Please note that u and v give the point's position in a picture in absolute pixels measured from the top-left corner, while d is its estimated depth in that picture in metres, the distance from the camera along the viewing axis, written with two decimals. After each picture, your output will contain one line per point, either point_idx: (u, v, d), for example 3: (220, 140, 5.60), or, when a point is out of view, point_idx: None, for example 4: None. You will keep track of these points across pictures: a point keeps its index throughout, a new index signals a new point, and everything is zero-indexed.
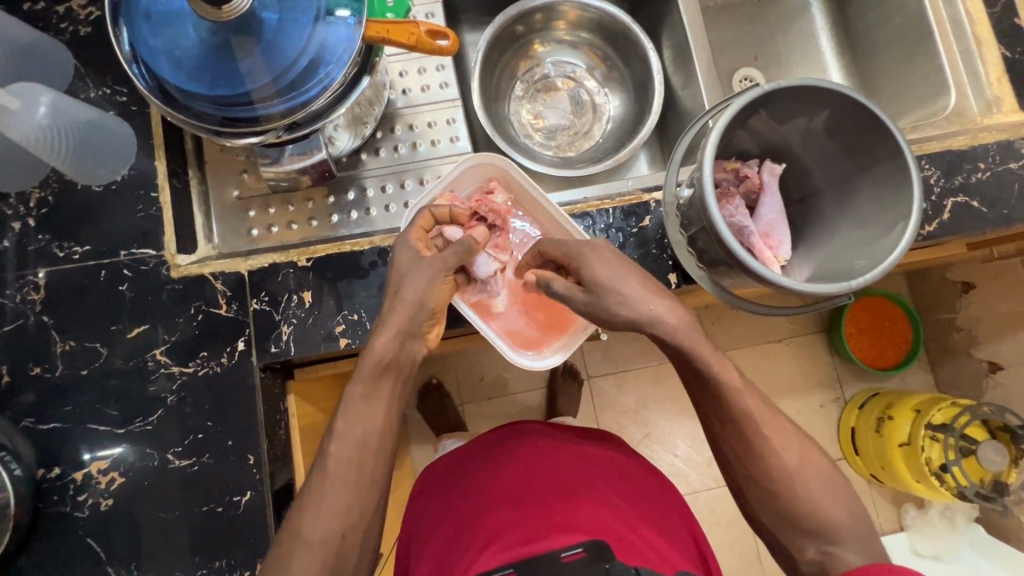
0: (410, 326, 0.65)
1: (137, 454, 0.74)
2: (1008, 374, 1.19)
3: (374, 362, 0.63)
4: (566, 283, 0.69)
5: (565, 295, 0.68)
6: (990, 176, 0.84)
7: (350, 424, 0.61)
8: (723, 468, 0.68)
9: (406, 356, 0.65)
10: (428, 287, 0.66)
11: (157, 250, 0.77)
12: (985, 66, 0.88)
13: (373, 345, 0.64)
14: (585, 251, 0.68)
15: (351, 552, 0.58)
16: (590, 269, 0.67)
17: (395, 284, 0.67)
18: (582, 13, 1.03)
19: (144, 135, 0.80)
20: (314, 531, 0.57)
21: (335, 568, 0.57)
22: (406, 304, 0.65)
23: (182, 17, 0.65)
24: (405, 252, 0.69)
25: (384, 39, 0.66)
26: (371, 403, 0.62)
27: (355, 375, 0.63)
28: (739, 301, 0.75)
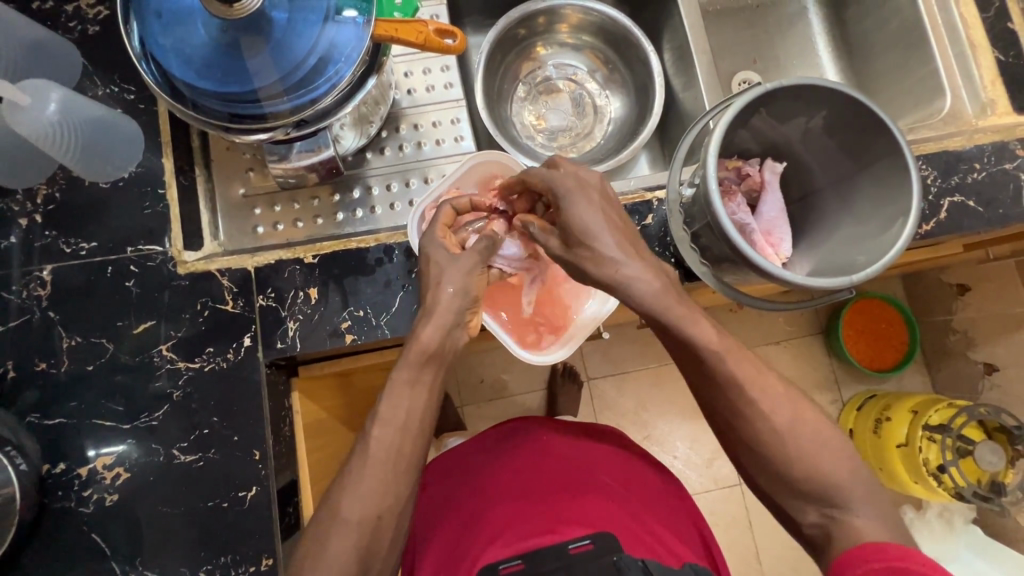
0: (450, 315, 0.65)
1: (142, 450, 0.74)
2: (1005, 374, 1.20)
3: (419, 351, 0.62)
4: (543, 227, 0.70)
5: (542, 239, 0.69)
6: (986, 176, 0.85)
7: (393, 406, 0.61)
8: (734, 460, 0.66)
9: (450, 344, 0.65)
10: (466, 279, 0.67)
11: (164, 247, 0.78)
12: (979, 69, 0.90)
13: (419, 336, 0.63)
14: (571, 191, 0.67)
15: (384, 533, 0.57)
16: (572, 211, 0.65)
17: (432, 281, 0.67)
18: (584, 17, 1.05)
19: (152, 133, 0.80)
20: (353, 510, 0.56)
21: (367, 551, 0.56)
22: (444, 295, 0.65)
23: (192, 16, 0.66)
24: (437, 249, 0.69)
25: (392, 38, 0.67)
26: (415, 388, 0.61)
27: (400, 362, 0.63)
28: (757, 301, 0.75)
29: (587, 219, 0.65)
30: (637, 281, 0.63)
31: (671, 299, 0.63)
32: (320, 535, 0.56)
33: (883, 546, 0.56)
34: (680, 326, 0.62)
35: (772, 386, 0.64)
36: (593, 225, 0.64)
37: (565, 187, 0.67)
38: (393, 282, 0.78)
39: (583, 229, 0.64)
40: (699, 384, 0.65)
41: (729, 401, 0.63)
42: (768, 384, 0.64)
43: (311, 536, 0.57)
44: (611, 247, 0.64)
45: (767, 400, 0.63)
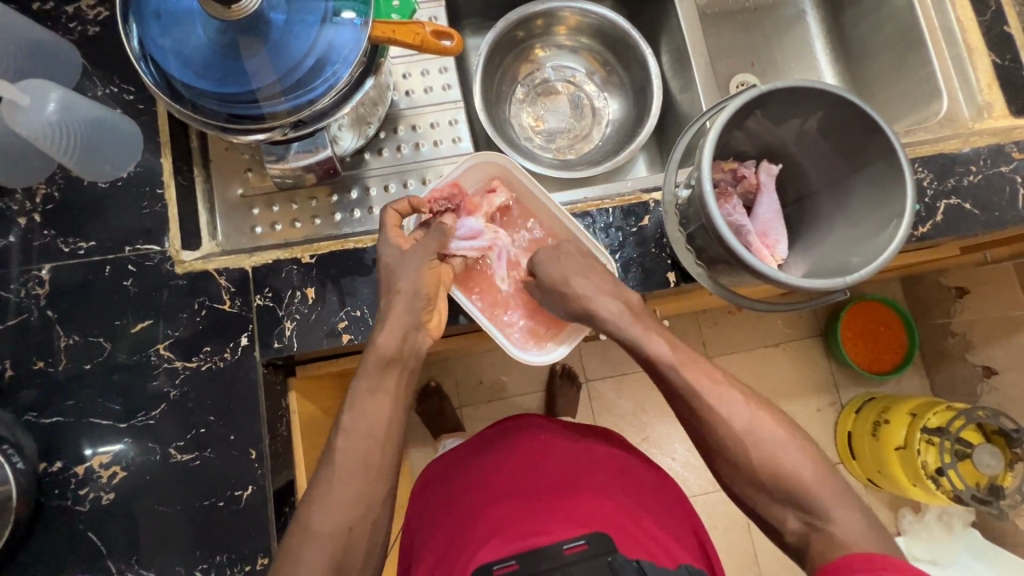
0: (404, 322, 0.67)
1: (139, 449, 0.74)
2: (1002, 379, 1.21)
3: (377, 358, 0.65)
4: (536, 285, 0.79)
5: (538, 294, 0.78)
6: (982, 179, 0.86)
7: (356, 418, 0.62)
8: (708, 463, 0.68)
9: (410, 348, 0.67)
10: (420, 279, 0.69)
11: (161, 247, 0.78)
12: (976, 72, 0.91)
13: (375, 343, 0.66)
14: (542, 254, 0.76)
15: (361, 542, 0.58)
16: (539, 265, 0.76)
17: (390, 281, 0.69)
18: (582, 19, 1.05)
19: (151, 133, 0.81)
20: (323, 524, 0.57)
21: (343, 561, 0.56)
22: (400, 297, 0.68)
23: (190, 17, 0.67)
24: (389, 249, 0.70)
25: (389, 39, 0.68)
26: (378, 397, 0.63)
27: (360, 371, 0.65)
28: (735, 296, 0.76)
29: (559, 269, 0.74)
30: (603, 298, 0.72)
31: (631, 319, 0.71)
32: (307, 543, 0.56)
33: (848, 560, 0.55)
34: (638, 345, 0.70)
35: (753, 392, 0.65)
36: (562, 273, 0.74)
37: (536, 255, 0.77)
38: None
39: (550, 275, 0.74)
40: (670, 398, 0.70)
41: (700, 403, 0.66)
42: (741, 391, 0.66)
43: (287, 547, 0.58)
44: (579, 281, 0.73)
45: (735, 399, 0.66)
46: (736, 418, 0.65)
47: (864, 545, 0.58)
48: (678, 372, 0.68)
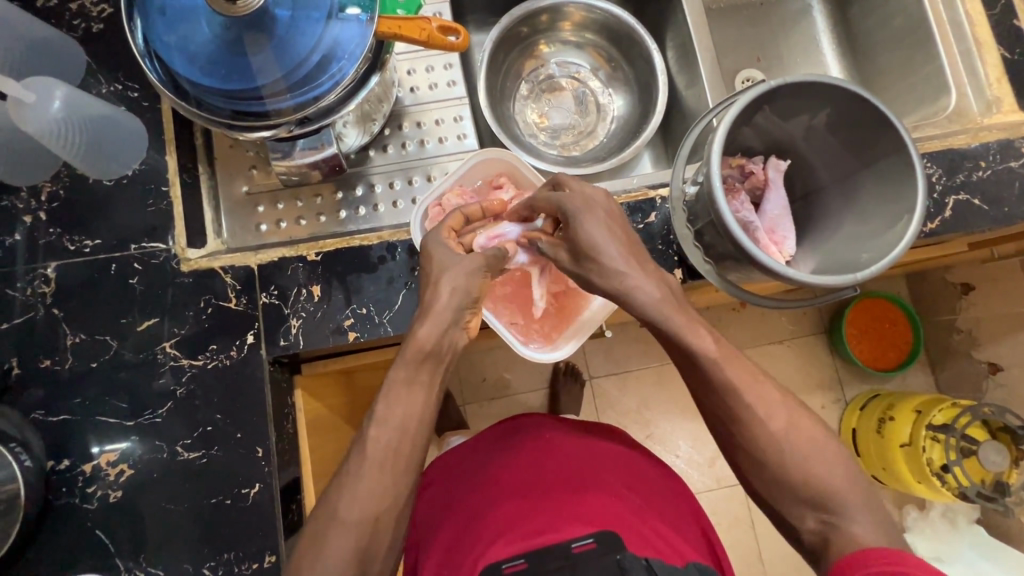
0: (447, 315, 0.65)
1: (145, 447, 0.74)
2: (1009, 375, 1.20)
3: (416, 350, 0.63)
4: (552, 242, 0.72)
5: (551, 253, 0.72)
6: (991, 175, 0.85)
7: (389, 406, 0.61)
8: (730, 460, 0.67)
9: (447, 343, 0.65)
10: (467, 279, 0.67)
11: (167, 244, 0.78)
12: (985, 66, 0.90)
13: (416, 335, 0.64)
14: (580, 208, 0.68)
15: (385, 533, 0.57)
16: (580, 228, 0.67)
17: (434, 280, 0.67)
18: (587, 14, 1.05)
19: (156, 130, 0.81)
20: (351, 513, 0.56)
21: (367, 552, 0.55)
22: (444, 296, 0.65)
23: (195, 13, 0.66)
24: (439, 245, 0.70)
25: (395, 35, 0.67)
26: (413, 389, 0.62)
27: (397, 360, 0.63)
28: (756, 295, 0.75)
29: (596, 233, 0.67)
30: (642, 288, 0.65)
31: (671, 308, 0.64)
32: (331, 530, 0.55)
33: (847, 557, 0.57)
34: (680, 336, 0.64)
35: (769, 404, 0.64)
36: (599, 240, 0.66)
37: (574, 206, 0.69)
38: (396, 280, 0.78)
39: (590, 245, 0.66)
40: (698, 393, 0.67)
41: (727, 410, 0.65)
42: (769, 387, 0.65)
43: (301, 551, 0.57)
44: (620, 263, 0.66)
45: (762, 403, 0.64)
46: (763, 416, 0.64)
47: (870, 537, 0.58)
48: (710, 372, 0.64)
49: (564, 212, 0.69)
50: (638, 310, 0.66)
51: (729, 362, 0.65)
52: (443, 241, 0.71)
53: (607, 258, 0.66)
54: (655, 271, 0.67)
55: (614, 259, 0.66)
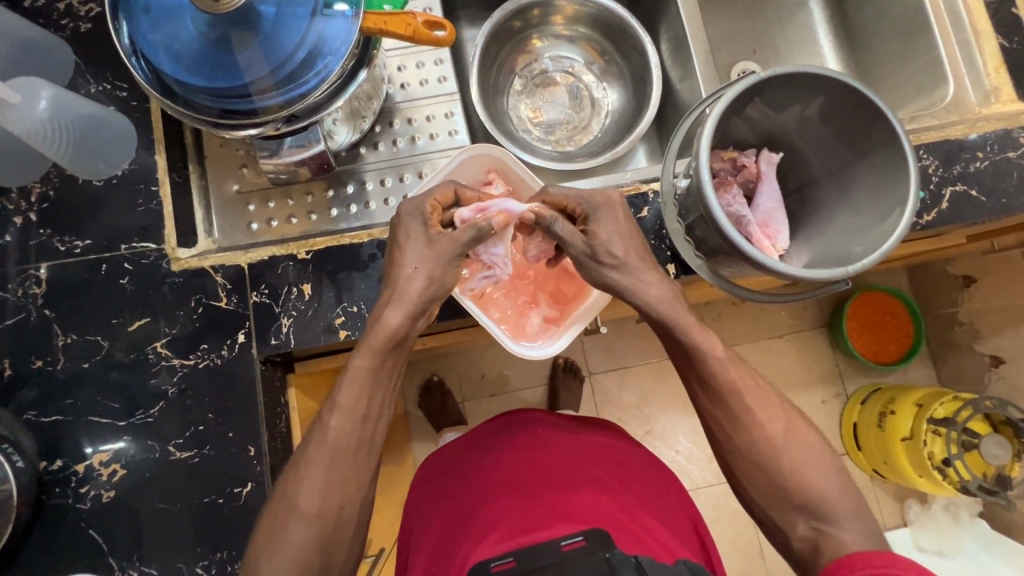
0: (410, 294, 0.66)
1: (138, 447, 0.74)
2: (1010, 368, 1.19)
3: (385, 337, 0.64)
4: (569, 228, 0.70)
5: (565, 237, 0.69)
6: (988, 165, 0.84)
7: (351, 397, 0.63)
8: (720, 458, 0.69)
9: (412, 332, 0.67)
10: (440, 266, 0.67)
11: (157, 244, 0.78)
12: (983, 56, 0.89)
13: (382, 319, 0.65)
14: (600, 207, 0.71)
15: (347, 526, 0.61)
16: (595, 229, 0.69)
17: (399, 257, 0.67)
18: (580, 8, 1.04)
19: (144, 130, 0.80)
20: (310, 508, 0.59)
21: (329, 541, 0.60)
22: (416, 281, 0.66)
23: (180, 11, 0.66)
24: (415, 224, 0.68)
25: (381, 31, 0.66)
26: (377, 377, 0.64)
27: (361, 346, 0.65)
28: (736, 286, 0.75)
29: (609, 230, 0.69)
30: (644, 288, 0.68)
31: (682, 308, 0.68)
32: (292, 524, 0.59)
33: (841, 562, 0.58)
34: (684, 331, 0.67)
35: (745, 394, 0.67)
36: (613, 237, 0.69)
37: (594, 204, 0.71)
38: None
39: (598, 241, 0.68)
40: (694, 389, 0.69)
41: (727, 412, 0.67)
42: (734, 372, 0.67)
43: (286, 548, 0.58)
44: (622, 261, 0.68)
45: (752, 393, 0.67)
46: (728, 405, 0.67)
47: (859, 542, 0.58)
48: (707, 370, 0.67)
49: (585, 210, 0.70)
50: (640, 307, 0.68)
51: (723, 364, 0.67)
52: (416, 212, 0.69)
53: (622, 255, 0.68)
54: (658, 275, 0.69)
55: (613, 256, 0.68)
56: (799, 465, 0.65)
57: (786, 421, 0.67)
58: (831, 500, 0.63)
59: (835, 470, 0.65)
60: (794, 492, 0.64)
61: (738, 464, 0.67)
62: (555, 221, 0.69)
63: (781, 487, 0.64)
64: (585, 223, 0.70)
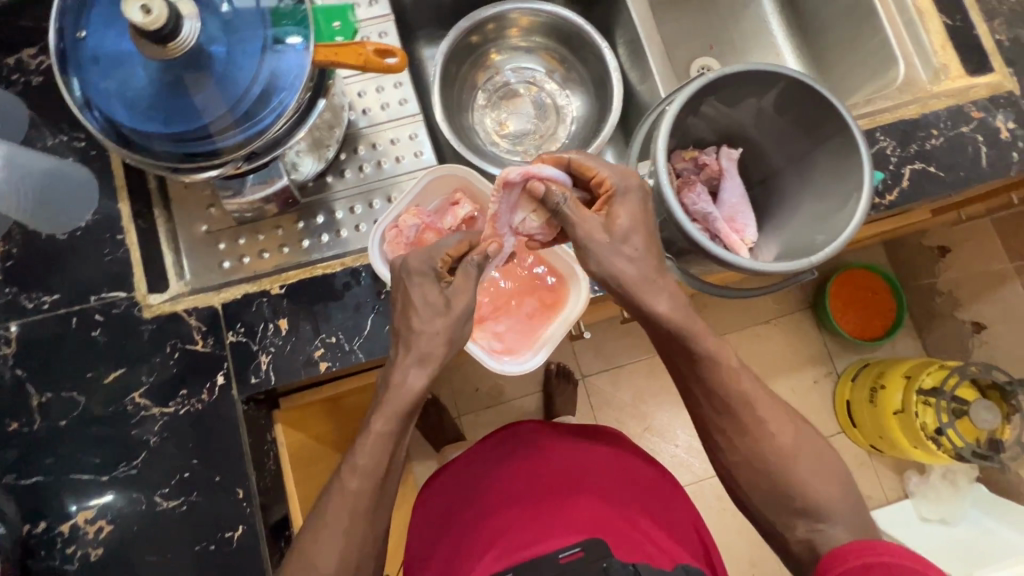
0: (428, 353, 0.63)
1: (124, 500, 0.73)
2: (993, 332, 1.22)
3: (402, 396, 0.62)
4: (578, 207, 0.63)
5: (577, 221, 0.62)
6: (944, 141, 0.86)
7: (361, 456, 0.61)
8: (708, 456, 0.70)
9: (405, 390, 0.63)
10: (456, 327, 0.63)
11: (128, 292, 0.77)
12: (929, 35, 0.91)
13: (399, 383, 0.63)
14: (631, 189, 0.62)
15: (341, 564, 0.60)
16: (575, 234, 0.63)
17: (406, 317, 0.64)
18: (533, 19, 1.05)
19: (105, 178, 0.79)
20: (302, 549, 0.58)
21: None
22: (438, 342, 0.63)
23: (130, 58, 0.65)
24: (424, 288, 0.64)
25: (333, 62, 0.67)
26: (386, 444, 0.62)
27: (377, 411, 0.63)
28: (708, 285, 0.75)
29: (628, 222, 0.61)
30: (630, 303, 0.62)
31: None
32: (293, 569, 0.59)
33: (833, 556, 0.59)
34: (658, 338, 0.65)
35: (732, 390, 0.66)
36: (634, 228, 0.61)
37: (625, 182, 0.63)
38: (363, 306, 0.78)
39: (619, 230, 0.61)
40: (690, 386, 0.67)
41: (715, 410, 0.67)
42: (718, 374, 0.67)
43: None
44: (642, 262, 0.61)
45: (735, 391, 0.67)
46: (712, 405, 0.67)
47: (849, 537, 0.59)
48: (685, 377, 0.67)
49: (616, 185, 0.63)
50: (648, 320, 0.63)
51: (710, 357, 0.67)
52: (427, 268, 0.64)
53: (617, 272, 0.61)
54: (661, 289, 0.62)
55: (631, 251, 0.61)
56: (787, 454, 0.65)
57: (771, 410, 0.67)
58: (817, 485, 0.65)
59: (822, 457, 0.66)
60: (783, 482, 0.65)
61: (733, 466, 0.67)
62: (561, 201, 0.63)
63: (771, 477, 0.65)
64: (608, 200, 0.63)
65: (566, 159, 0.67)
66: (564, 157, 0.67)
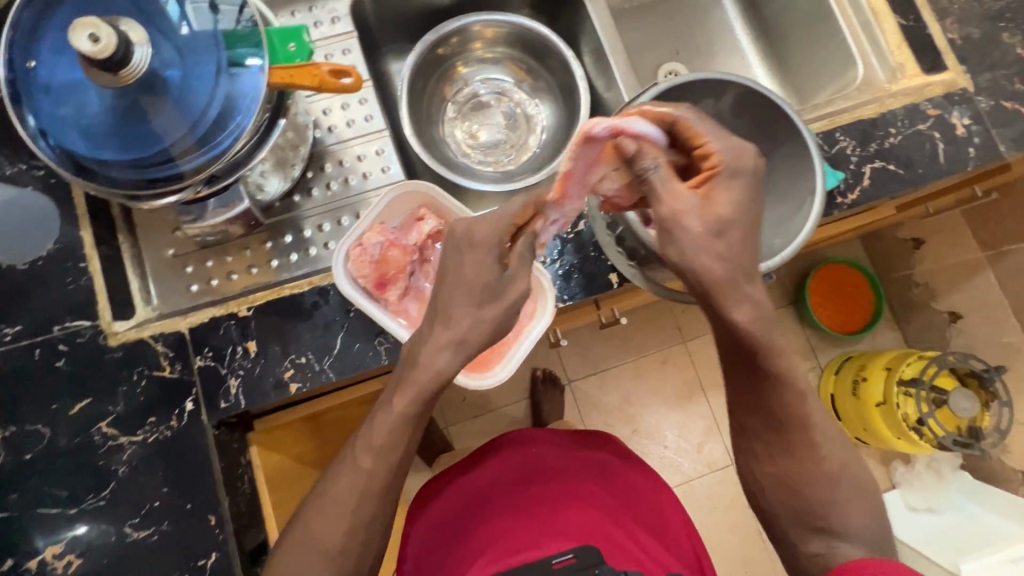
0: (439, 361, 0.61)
1: (94, 532, 0.72)
2: (968, 322, 1.24)
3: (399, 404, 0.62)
4: (671, 174, 0.60)
5: (674, 193, 0.59)
6: (902, 139, 0.87)
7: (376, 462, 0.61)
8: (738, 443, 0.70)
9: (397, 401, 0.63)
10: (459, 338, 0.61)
11: (92, 320, 0.76)
12: (884, 35, 0.93)
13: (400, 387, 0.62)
14: (739, 173, 0.60)
15: None
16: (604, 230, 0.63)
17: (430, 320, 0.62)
18: (496, 30, 1.05)
19: (66, 206, 0.79)
20: None
21: None
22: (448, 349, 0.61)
23: (82, 86, 0.65)
24: (486, 268, 0.62)
25: (290, 84, 0.67)
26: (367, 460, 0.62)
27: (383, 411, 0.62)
28: (673, 292, 0.76)
29: (729, 207, 0.59)
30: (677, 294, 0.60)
31: None
32: None
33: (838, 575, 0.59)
34: None
35: None
36: (733, 218, 0.59)
37: (736, 166, 0.60)
38: (332, 324, 0.77)
39: (721, 217, 0.59)
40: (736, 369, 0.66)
41: None
42: None
43: None
44: (731, 264, 0.58)
45: None
46: None
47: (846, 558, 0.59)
48: None
49: (723, 163, 0.60)
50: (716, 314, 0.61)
51: None
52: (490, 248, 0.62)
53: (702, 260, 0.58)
54: (743, 296, 0.60)
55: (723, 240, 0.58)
56: None
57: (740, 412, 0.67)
58: (786, 483, 0.66)
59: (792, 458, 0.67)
60: None
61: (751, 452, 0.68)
62: (654, 167, 0.59)
63: None
64: (709, 178, 0.60)
65: (671, 118, 0.63)
66: (671, 115, 0.64)
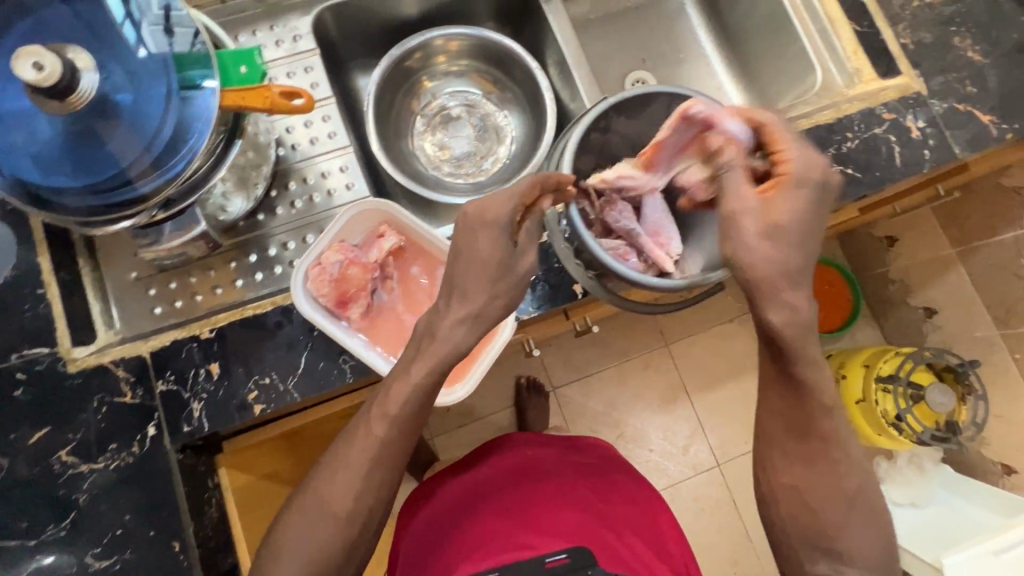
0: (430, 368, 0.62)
1: (55, 563, 0.70)
2: (944, 317, 1.25)
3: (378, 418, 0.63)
4: (744, 174, 0.62)
5: (737, 190, 0.61)
6: (860, 143, 0.89)
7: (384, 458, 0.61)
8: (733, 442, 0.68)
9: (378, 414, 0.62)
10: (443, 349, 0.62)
11: (51, 347, 0.75)
12: (840, 41, 0.95)
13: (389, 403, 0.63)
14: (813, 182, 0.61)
15: None
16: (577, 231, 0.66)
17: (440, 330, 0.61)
18: (459, 43, 1.06)
19: (21, 232, 0.78)
20: None
21: None
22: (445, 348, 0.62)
23: (26, 113, 0.64)
24: (501, 246, 0.63)
25: (242, 106, 0.67)
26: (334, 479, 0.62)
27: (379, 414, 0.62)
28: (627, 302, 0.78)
29: (791, 215, 0.59)
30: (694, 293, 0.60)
31: None
32: None
33: None
34: None
35: None
36: (792, 226, 0.59)
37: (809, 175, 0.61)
38: (296, 343, 0.77)
39: (778, 222, 0.59)
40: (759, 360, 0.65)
41: None
42: None
43: None
44: (781, 264, 0.58)
45: None
46: None
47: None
48: None
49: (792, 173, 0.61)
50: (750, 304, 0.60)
51: None
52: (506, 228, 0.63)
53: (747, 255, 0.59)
54: (782, 301, 0.58)
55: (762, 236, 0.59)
56: None
57: None
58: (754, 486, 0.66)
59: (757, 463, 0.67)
60: None
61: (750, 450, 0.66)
62: (732, 170, 0.62)
63: None
64: (776, 184, 0.61)
65: (759, 120, 0.65)
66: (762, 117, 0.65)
